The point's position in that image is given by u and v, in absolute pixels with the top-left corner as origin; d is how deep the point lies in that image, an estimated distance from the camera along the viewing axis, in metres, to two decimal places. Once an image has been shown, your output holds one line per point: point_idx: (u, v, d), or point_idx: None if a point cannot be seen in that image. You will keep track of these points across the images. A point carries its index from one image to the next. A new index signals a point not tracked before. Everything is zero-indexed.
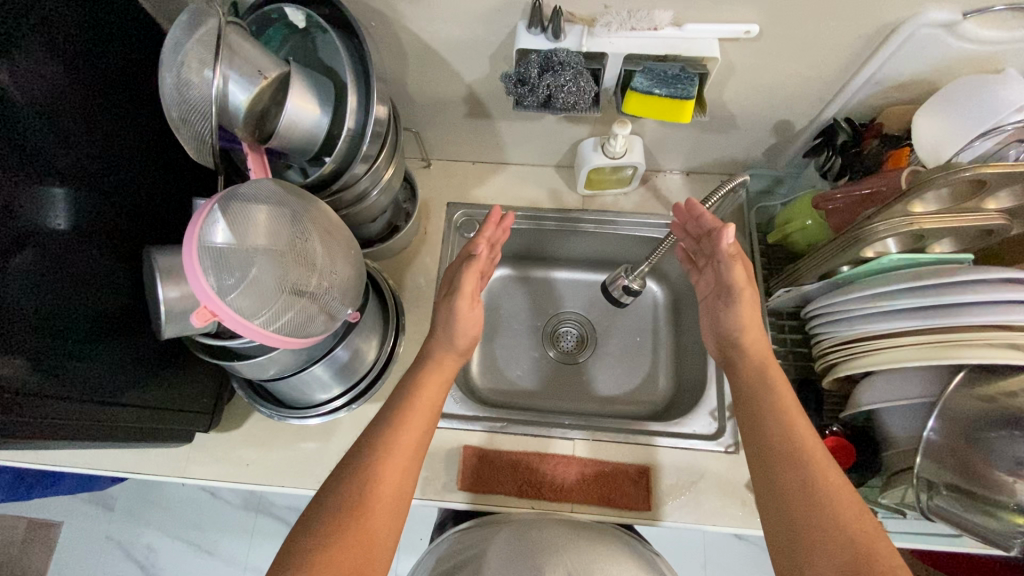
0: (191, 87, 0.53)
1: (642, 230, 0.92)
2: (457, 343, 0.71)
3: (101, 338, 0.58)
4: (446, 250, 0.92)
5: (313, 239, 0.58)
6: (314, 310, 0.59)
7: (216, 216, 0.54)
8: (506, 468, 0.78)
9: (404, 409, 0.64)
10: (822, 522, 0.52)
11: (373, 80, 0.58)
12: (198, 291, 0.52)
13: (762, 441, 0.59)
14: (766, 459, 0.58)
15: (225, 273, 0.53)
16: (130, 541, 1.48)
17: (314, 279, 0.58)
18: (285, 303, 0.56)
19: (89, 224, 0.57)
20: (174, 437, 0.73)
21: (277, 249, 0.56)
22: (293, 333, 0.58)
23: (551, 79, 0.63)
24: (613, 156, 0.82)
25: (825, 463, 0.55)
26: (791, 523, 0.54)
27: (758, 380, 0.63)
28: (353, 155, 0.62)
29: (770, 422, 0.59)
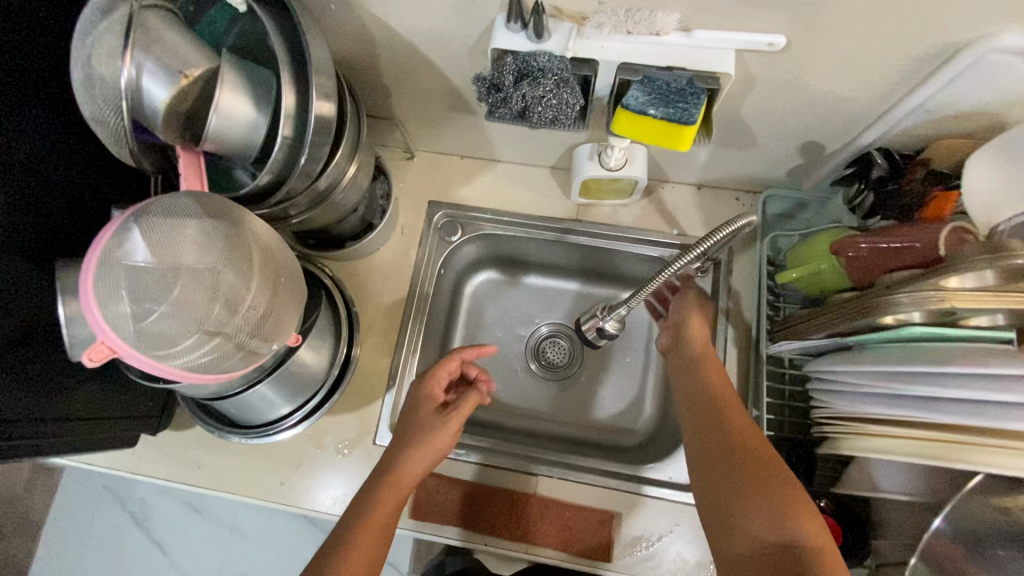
0: (100, 83, 0.47)
1: (640, 248, 0.83)
2: (422, 454, 0.65)
3: (20, 353, 0.53)
4: (423, 254, 0.84)
5: (232, 275, 0.51)
6: (234, 350, 0.52)
7: (122, 239, 0.48)
8: (460, 500, 0.73)
9: (354, 533, 0.59)
10: (749, 475, 0.55)
11: (315, 85, 0.50)
12: (95, 326, 0.46)
13: (705, 432, 0.62)
14: (703, 433, 0.62)
15: (132, 305, 0.47)
16: (126, 494, 1.54)
17: (236, 321, 0.52)
18: (197, 341, 0.50)
19: (6, 227, 0.50)
20: (115, 444, 0.69)
21: (192, 277, 0.50)
22: (208, 371, 0.52)
23: (528, 88, 0.53)
24: (610, 167, 0.72)
25: (749, 432, 0.59)
26: (724, 481, 0.57)
27: (698, 368, 0.69)
28: (293, 165, 0.54)
29: (706, 392, 0.66)
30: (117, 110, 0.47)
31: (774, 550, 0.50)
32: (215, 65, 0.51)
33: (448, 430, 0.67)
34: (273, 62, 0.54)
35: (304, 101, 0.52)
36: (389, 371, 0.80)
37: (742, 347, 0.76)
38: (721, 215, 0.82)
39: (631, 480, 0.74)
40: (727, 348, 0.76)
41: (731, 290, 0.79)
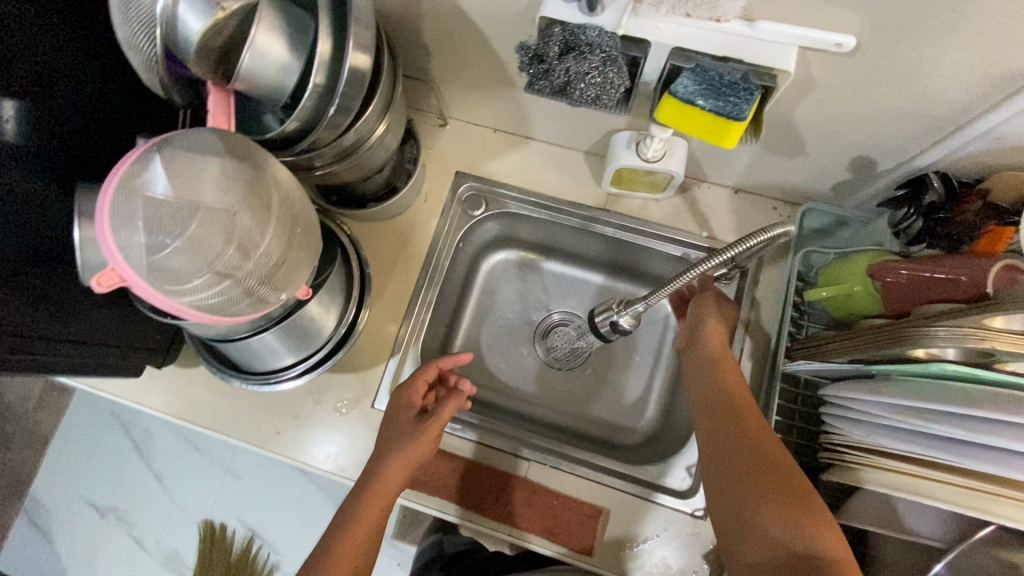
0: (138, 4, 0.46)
1: (666, 246, 0.80)
2: (402, 467, 0.65)
3: (34, 267, 0.53)
4: (444, 225, 0.83)
5: (247, 219, 0.50)
6: (240, 296, 0.52)
7: (143, 166, 0.47)
8: (452, 475, 0.73)
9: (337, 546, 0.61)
10: (763, 483, 0.53)
11: (354, 34, 0.49)
12: (105, 250, 0.45)
13: (719, 437, 0.60)
14: (716, 437, 0.60)
15: (149, 238, 0.47)
16: (131, 423, 1.59)
17: (247, 265, 0.51)
18: (206, 282, 0.49)
19: (35, 139, 0.50)
20: (125, 371, 0.71)
21: (209, 215, 0.49)
22: (216, 313, 0.51)
23: (572, 61, 0.50)
24: (647, 158, 0.69)
25: (762, 436, 0.57)
26: (737, 488, 0.55)
27: (711, 367, 0.66)
28: (322, 114, 0.52)
29: (722, 389, 0.63)
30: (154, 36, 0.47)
31: (789, 558, 0.49)
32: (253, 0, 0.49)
33: (426, 440, 0.66)
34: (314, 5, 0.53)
35: (341, 49, 0.50)
36: (396, 337, 0.79)
37: (757, 361, 0.74)
38: (754, 222, 0.79)
39: (625, 479, 0.73)
40: (742, 360, 0.74)
41: (754, 301, 0.76)
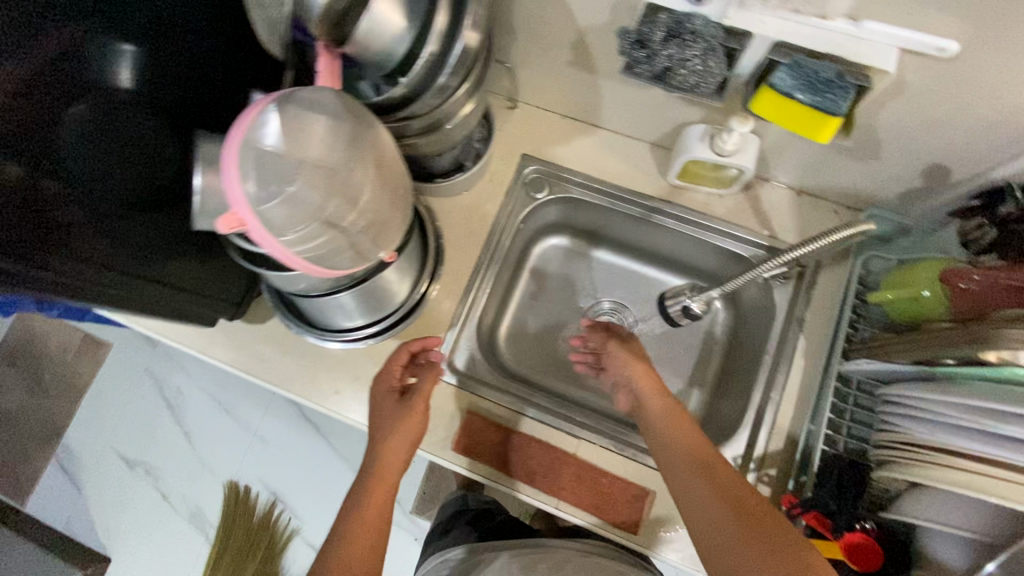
0: None
1: (725, 241, 0.81)
2: (401, 441, 0.68)
3: (138, 207, 0.56)
4: (507, 205, 0.85)
5: (357, 175, 0.52)
6: (342, 250, 0.54)
7: (268, 121, 0.49)
8: (504, 446, 0.75)
9: (356, 513, 0.68)
10: (747, 536, 0.56)
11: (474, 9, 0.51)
12: (231, 195, 0.47)
13: (698, 503, 0.60)
14: (696, 501, 0.60)
15: (265, 184, 0.48)
16: (164, 380, 1.63)
17: (354, 219, 0.53)
18: (313, 230, 0.50)
19: (147, 82, 0.53)
20: (198, 320, 0.73)
21: (322, 168, 0.51)
22: (317, 262, 0.53)
23: (676, 50, 0.52)
24: (721, 152, 0.71)
25: (739, 495, 0.59)
26: (723, 545, 0.57)
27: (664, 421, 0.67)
28: (429, 82, 0.54)
29: (684, 445, 0.64)
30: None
31: None
32: None
33: (414, 416, 0.69)
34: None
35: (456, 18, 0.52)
36: (454, 310, 0.81)
37: (810, 360, 0.75)
38: (816, 224, 0.80)
39: None
40: (794, 357, 0.75)
41: (810, 302, 0.77)
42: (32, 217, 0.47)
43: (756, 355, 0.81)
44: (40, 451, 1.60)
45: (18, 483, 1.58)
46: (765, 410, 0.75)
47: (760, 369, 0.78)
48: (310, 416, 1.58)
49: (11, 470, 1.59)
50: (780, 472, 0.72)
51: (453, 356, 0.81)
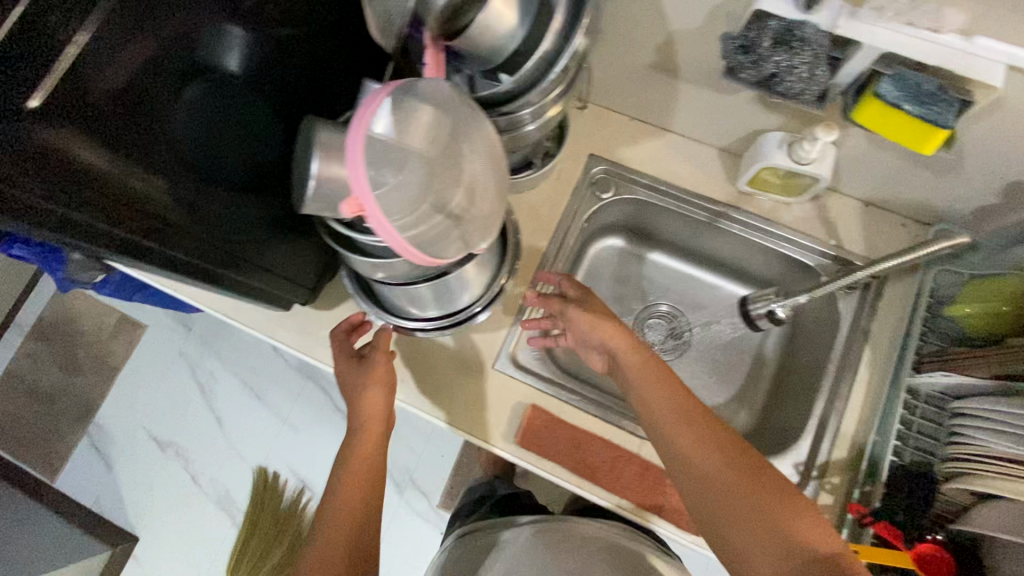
0: None
1: (791, 249, 0.82)
2: (371, 397, 0.71)
3: (246, 190, 0.58)
4: (573, 204, 0.85)
5: (467, 162, 0.52)
6: (450, 238, 0.54)
7: (385, 109, 0.49)
8: (568, 442, 0.76)
9: (346, 469, 0.71)
10: (731, 476, 0.60)
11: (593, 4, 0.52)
12: (353, 180, 0.48)
13: (691, 463, 0.62)
14: (686, 458, 0.63)
15: (382, 169, 0.49)
16: (197, 363, 1.63)
17: (463, 207, 0.53)
18: (422, 215, 0.51)
19: (255, 65, 0.53)
20: (277, 303, 0.75)
21: (432, 156, 0.51)
22: (422, 247, 0.52)
23: (784, 56, 0.54)
24: (799, 159, 0.71)
25: (728, 455, 0.62)
26: (708, 486, 0.61)
27: (646, 381, 0.68)
28: (535, 81, 0.55)
29: (669, 408, 0.65)
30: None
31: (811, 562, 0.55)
32: None
33: (380, 371, 0.72)
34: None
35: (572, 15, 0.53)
36: (519, 306, 0.82)
37: (876, 371, 0.76)
38: (883, 237, 0.80)
39: None
40: (858, 368, 0.76)
41: (876, 314, 0.78)
42: (158, 213, 0.49)
43: (818, 363, 0.81)
44: (73, 429, 1.61)
45: (50, 460, 1.60)
46: (829, 418, 0.75)
47: (823, 377, 0.78)
48: (338, 403, 1.58)
49: (44, 446, 1.60)
50: (844, 480, 0.73)
51: (516, 350, 0.81)
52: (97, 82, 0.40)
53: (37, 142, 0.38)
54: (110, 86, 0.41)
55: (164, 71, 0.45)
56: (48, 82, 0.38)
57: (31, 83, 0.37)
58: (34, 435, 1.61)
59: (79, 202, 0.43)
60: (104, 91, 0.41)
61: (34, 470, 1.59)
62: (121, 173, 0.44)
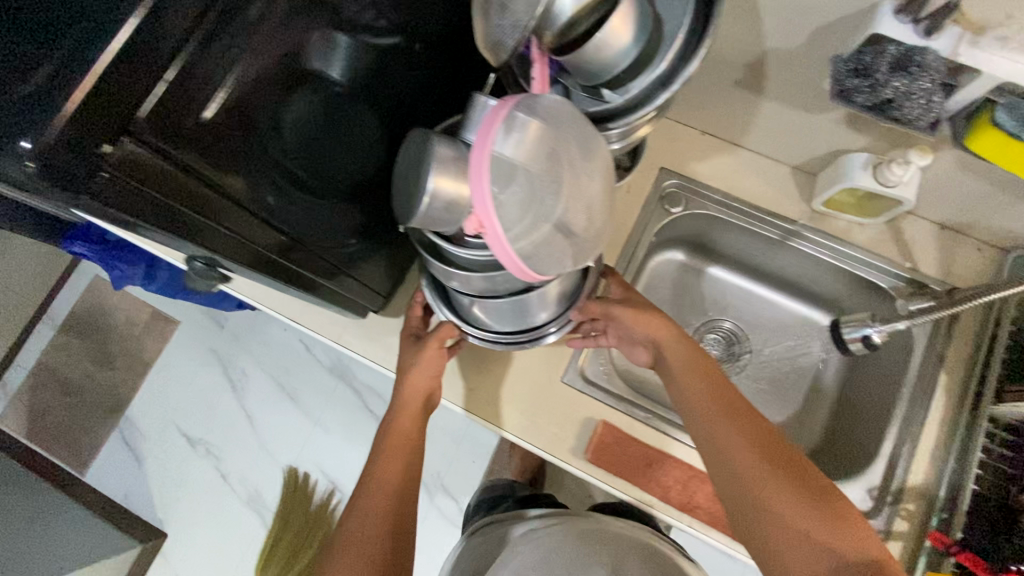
0: None
1: (865, 271, 0.81)
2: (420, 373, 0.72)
3: (344, 198, 0.57)
4: (643, 217, 0.85)
5: (582, 179, 0.51)
6: (561, 255, 0.52)
7: (508, 125, 0.48)
8: (640, 459, 0.75)
9: (388, 446, 0.71)
10: (767, 473, 0.58)
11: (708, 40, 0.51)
12: (475, 197, 0.48)
13: (727, 455, 0.60)
14: (721, 449, 0.61)
15: (502, 186, 0.49)
16: (229, 361, 1.61)
17: (578, 224, 0.52)
18: (535, 231, 0.50)
19: (363, 78, 0.50)
20: (355, 310, 0.75)
21: (550, 172, 0.50)
22: (533, 264, 0.51)
23: (903, 81, 0.53)
24: (885, 183, 0.70)
25: (767, 448, 0.60)
26: (744, 481, 0.59)
27: (688, 372, 0.66)
28: (643, 98, 0.56)
29: (708, 399, 0.64)
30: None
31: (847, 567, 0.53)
32: None
33: (428, 358, 0.72)
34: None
35: (692, 41, 0.54)
36: None
37: (953, 397, 0.75)
38: (959, 261, 0.80)
39: None
40: (934, 393, 0.75)
41: (953, 339, 0.77)
42: (265, 218, 0.49)
43: (890, 386, 0.80)
44: (102, 423, 1.60)
45: (79, 452, 1.59)
46: (904, 443, 0.75)
47: (897, 401, 0.77)
48: (372, 407, 1.54)
49: (73, 438, 1.60)
50: (919, 507, 0.72)
51: (585, 364, 0.81)
52: (256, 103, 0.42)
53: (201, 161, 0.40)
54: (222, 99, 0.39)
55: (307, 89, 0.46)
56: (218, 102, 0.39)
57: (152, 97, 0.36)
58: (65, 427, 1.60)
59: (207, 208, 0.44)
60: (217, 105, 0.39)
61: (63, 462, 1.58)
62: (231, 181, 0.44)
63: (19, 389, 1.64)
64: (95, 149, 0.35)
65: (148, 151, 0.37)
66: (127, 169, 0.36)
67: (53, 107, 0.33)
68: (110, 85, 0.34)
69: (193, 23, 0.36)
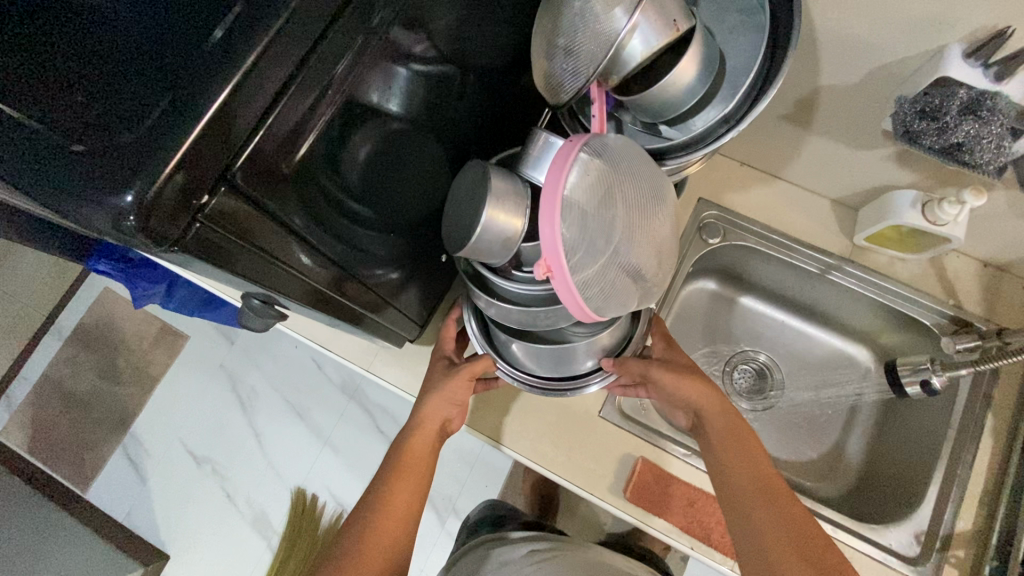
0: (594, 22, 0.47)
1: (909, 307, 0.79)
2: (440, 400, 0.68)
3: (398, 230, 0.55)
4: (681, 248, 0.84)
5: (646, 218, 0.50)
6: (614, 294, 0.50)
7: (577, 165, 0.48)
8: (679, 499, 0.73)
9: (398, 474, 0.67)
10: (788, 560, 0.57)
11: (783, 76, 0.50)
12: (545, 238, 0.47)
13: (768, 550, 0.58)
14: (761, 543, 0.58)
15: (574, 226, 0.47)
16: (239, 377, 1.57)
17: (639, 263, 0.50)
18: (601, 270, 0.49)
19: (425, 112, 0.48)
20: (393, 339, 0.73)
21: (615, 211, 0.49)
22: (598, 303, 0.50)
23: (973, 125, 0.53)
24: (935, 221, 0.69)
25: (814, 551, 0.57)
26: (763, 562, 0.58)
27: (736, 451, 0.63)
28: (704, 138, 0.56)
29: (756, 487, 0.61)
30: (612, 42, 0.44)
31: None
32: (691, 25, 0.49)
33: (454, 387, 0.68)
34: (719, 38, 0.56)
35: (756, 81, 0.54)
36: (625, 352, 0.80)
37: (1000, 439, 0.73)
38: (1006, 300, 0.78)
39: (850, 534, 0.72)
40: (982, 436, 0.73)
41: (998, 379, 0.75)
42: (332, 259, 0.47)
43: (933, 427, 0.78)
44: (108, 439, 1.56)
45: (81, 470, 1.55)
46: (950, 487, 0.72)
47: (942, 443, 0.75)
48: (383, 428, 1.48)
49: (77, 455, 1.56)
50: (970, 554, 0.69)
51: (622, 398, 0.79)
52: (340, 149, 0.41)
53: (281, 207, 0.39)
54: (296, 147, 0.37)
55: (383, 133, 0.45)
56: (307, 150, 0.38)
57: (237, 147, 0.34)
58: (68, 444, 1.57)
59: (282, 253, 0.42)
60: (293, 152, 0.37)
61: (66, 481, 1.54)
62: (306, 226, 0.42)
63: (24, 403, 1.60)
64: (195, 204, 0.33)
65: (242, 202, 0.35)
66: (221, 222, 0.35)
67: (159, 164, 0.32)
68: (214, 136, 0.33)
69: (293, 76, 0.35)
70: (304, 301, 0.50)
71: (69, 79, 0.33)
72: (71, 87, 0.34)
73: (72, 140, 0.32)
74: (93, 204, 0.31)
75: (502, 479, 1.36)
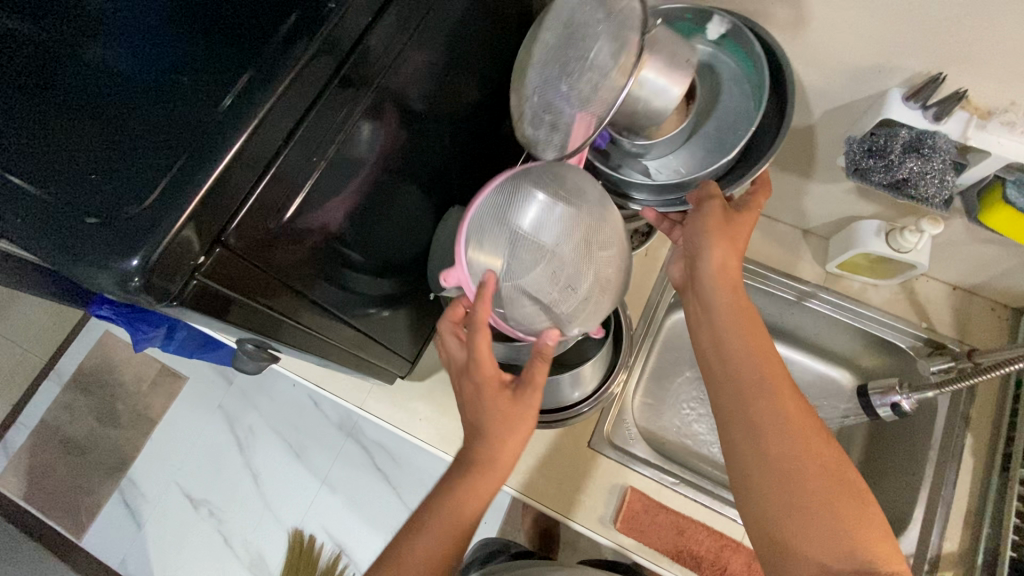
0: (561, 80, 0.52)
1: (884, 331, 0.82)
2: (503, 435, 0.55)
3: (386, 272, 0.58)
4: (663, 279, 0.87)
5: (573, 251, 0.54)
6: (542, 320, 0.55)
7: (502, 192, 0.54)
8: (669, 528, 0.74)
9: None
10: (762, 399, 0.50)
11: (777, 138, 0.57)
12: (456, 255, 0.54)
13: (745, 395, 0.51)
14: (738, 391, 0.52)
15: (482, 248, 0.53)
16: (237, 417, 1.57)
17: (562, 296, 0.54)
18: (506, 293, 0.54)
19: (408, 164, 0.52)
20: (385, 375, 0.75)
21: (528, 240, 0.53)
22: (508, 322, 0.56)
23: (916, 163, 0.56)
24: (898, 249, 0.72)
25: (789, 396, 0.50)
26: (731, 389, 0.52)
27: (738, 320, 0.54)
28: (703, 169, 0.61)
29: (744, 339, 0.53)
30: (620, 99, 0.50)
31: (832, 536, 0.45)
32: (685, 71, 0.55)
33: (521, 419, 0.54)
34: (720, 104, 0.64)
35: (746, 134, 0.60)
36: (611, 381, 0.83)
37: (980, 459, 0.74)
38: (975, 320, 0.81)
39: None
40: (963, 456, 0.75)
41: (974, 401, 0.77)
42: (321, 303, 0.50)
43: (915, 448, 0.79)
44: (103, 482, 1.56)
45: (77, 516, 1.54)
46: (935, 508, 0.73)
47: (924, 465, 0.77)
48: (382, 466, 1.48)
49: (72, 500, 1.55)
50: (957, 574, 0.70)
51: (610, 429, 0.81)
52: (328, 202, 0.45)
53: (270, 259, 0.42)
54: (285, 203, 0.41)
55: (370, 186, 0.49)
56: (297, 205, 0.42)
57: (231, 211, 0.37)
58: (65, 490, 1.56)
59: (274, 301, 0.44)
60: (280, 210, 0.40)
61: (62, 527, 1.53)
62: (295, 275, 0.45)
63: (22, 449, 1.60)
64: (190, 262, 0.36)
65: (237, 257, 0.39)
66: (214, 277, 0.38)
67: (161, 230, 0.35)
68: (209, 201, 0.36)
69: (284, 142, 0.40)
70: (295, 343, 0.52)
71: (79, 155, 0.37)
72: (79, 161, 0.37)
73: (82, 211, 0.36)
74: (98, 267, 0.34)
75: (501, 514, 1.35)
